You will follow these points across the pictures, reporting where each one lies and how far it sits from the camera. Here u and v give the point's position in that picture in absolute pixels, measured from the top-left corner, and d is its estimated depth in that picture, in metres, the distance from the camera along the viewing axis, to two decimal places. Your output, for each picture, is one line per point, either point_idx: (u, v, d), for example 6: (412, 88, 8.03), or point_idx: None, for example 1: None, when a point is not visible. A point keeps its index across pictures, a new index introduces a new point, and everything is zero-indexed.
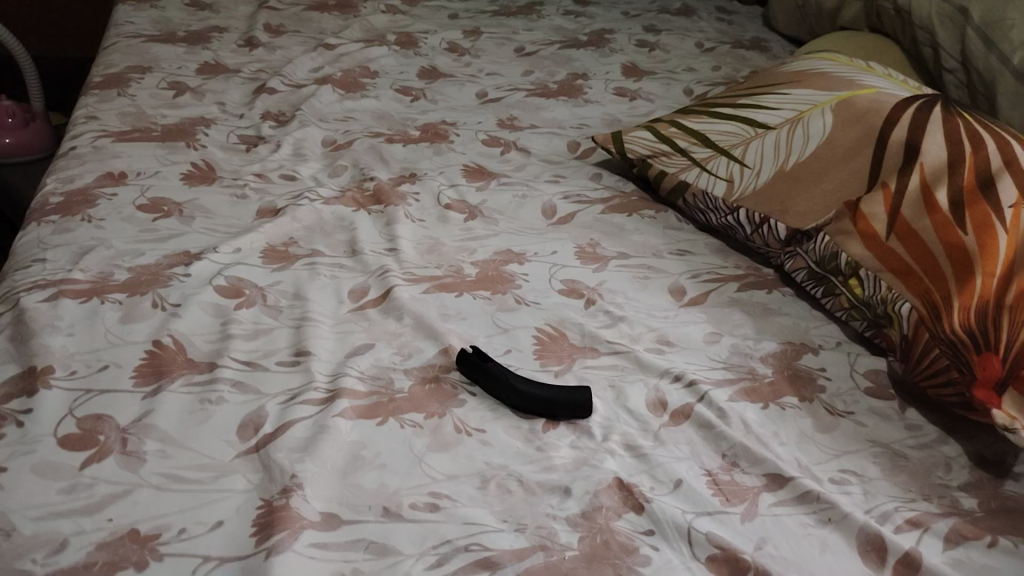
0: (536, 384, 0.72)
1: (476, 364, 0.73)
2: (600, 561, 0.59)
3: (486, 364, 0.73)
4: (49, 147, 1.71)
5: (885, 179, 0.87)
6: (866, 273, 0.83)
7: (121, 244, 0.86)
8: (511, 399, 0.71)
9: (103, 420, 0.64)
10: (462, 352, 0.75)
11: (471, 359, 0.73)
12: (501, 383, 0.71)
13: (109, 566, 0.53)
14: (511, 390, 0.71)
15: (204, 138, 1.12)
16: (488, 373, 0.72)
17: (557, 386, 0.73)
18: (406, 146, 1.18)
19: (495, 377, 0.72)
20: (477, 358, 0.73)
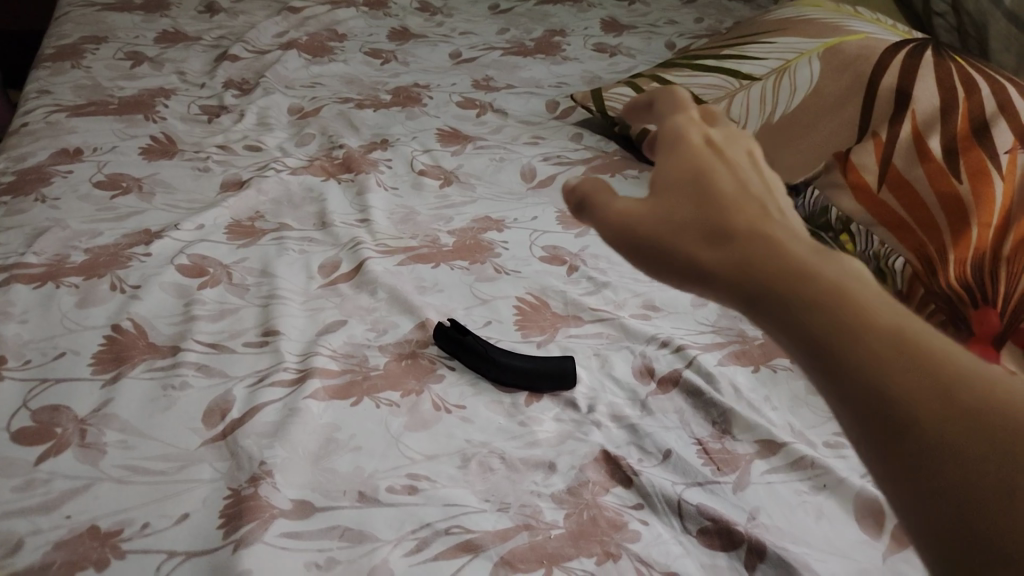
0: (519, 356, 0.69)
1: (454, 338, 0.70)
2: (588, 539, 0.56)
3: (465, 338, 0.70)
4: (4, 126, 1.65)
5: (875, 129, 0.84)
6: (857, 228, 0.79)
7: (77, 223, 0.82)
8: (494, 372, 0.68)
9: (60, 411, 0.60)
10: (440, 325, 0.71)
11: (448, 332, 0.70)
12: (482, 356, 0.68)
13: (68, 566, 0.50)
14: (493, 364, 0.68)
15: (163, 110, 1.07)
16: (466, 346, 0.69)
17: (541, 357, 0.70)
18: (376, 112, 1.14)
19: (475, 351, 0.69)
20: (454, 331, 0.70)
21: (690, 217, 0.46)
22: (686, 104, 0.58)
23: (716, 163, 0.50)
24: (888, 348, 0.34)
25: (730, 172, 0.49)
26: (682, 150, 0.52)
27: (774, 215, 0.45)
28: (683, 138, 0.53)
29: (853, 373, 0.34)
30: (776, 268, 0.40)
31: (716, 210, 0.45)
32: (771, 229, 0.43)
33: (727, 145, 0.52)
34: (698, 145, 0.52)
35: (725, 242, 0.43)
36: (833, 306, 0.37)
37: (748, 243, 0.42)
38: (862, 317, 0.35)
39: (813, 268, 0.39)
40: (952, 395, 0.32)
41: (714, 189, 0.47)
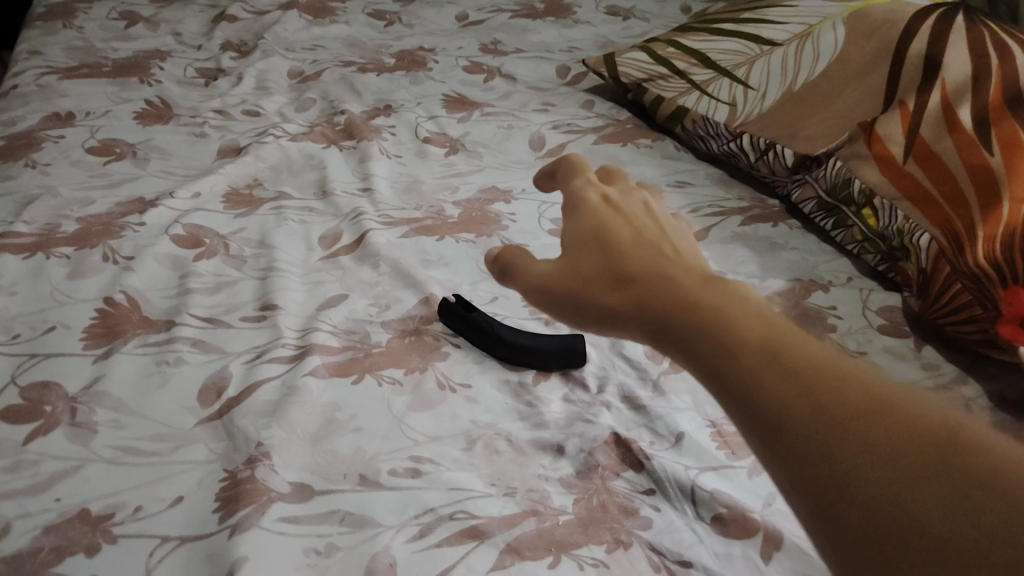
0: (529, 334, 0.66)
1: (461, 316, 0.67)
2: (596, 526, 0.54)
3: (472, 315, 0.67)
4: None
5: (903, 98, 0.80)
6: (881, 201, 0.77)
7: (69, 191, 0.79)
8: (501, 351, 0.65)
9: (50, 389, 0.58)
10: (445, 300, 0.68)
11: (453, 309, 0.67)
12: (489, 335, 0.65)
13: (57, 551, 0.48)
14: (500, 342, 0.65)
15: (159, 72, 1.03)
16: (473, 324, 0.66)
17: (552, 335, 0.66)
18: (380, 76, 1.10)
19: (482, 329, 0.66)
20: (461, 308, 0.67)
21: (601, 271, 0.49)
22: (579, 164, 0.62)
23: (612, 211, 0.54)
24: (781, 375, 0.36)
25: (627, 219, 0.53)
26: (583, 209, 0.55)
27: (675, 256, 0.48)
28: (587, 198, 0.57)
29: (755, 407, 0.36)
30: (677, 314, 0.42)
31: (623, 260, 0.48)
32: (673, 273, 0.45)
33: (624, 199, 0.56)
34: (596, 203, 0.56)
35: (632, 292, 0.46)
36: (729, 343, 0.38)
37: (652, 292, 0.45)
38: (751, 349, 0.37)
39: (709, 308, 0.41)
40: (838, 409, 0.33)
41: (619, 241, 0.50)
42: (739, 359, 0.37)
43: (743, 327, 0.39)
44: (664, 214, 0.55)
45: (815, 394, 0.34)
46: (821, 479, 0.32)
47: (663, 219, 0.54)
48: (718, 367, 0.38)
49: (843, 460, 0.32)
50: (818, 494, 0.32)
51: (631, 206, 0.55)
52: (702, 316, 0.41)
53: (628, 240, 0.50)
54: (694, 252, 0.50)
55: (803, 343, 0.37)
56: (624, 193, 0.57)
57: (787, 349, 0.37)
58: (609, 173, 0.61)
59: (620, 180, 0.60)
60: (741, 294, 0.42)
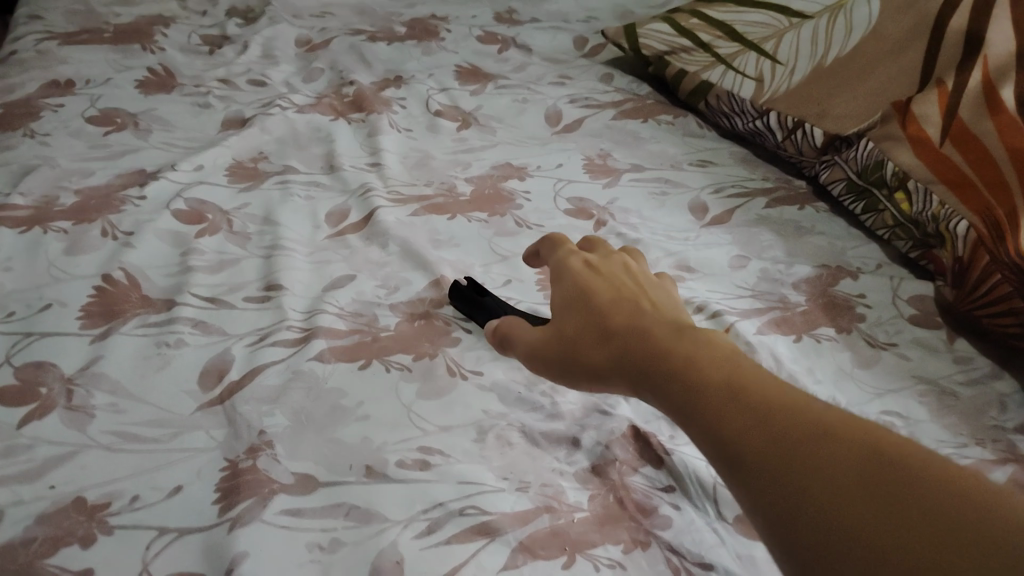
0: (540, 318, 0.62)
1: (472, 300, 0.64)
2: (614, 525, 0.51)
3: (484, 299, 0.64)
4: None
5: (940, 76, 0.75)
6: (915, 185, 0.73)
7: (68, 162, 0.76)
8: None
9: (46, 369, 0.55)
10: (456, 283, 0.66)
11: (465, 293, 0.65)
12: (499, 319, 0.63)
13: (51, 542, 0.45)
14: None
15: (162, 39, 1.00)
16: (484, 308, 0.64)
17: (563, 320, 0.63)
18: (390, 46, 1.06)
19: (493, 313, 0.63)
20: (473, 292, 0.65)
21: (577, 323, 0.46)
22: (560, 238, 0.58)
23: (592, 272, 0.50)
24: (748, 418, 0.33)
25: (605, 273, 0.50)
26: (561, 270, 0.51)
27: (651, 306, 0.45)
28: (566, 257, 0.53)
29: (720, 454, 0.33)
30: (651, 363, 0.40)
31: (599, 311, 0.46)
32: (648, 322, 0.43)
33: (604, 260, 0.52)
34: (577, 266, 0.51)
35: (608, 342, 0.44)
36: (698, 389, 0.36)
37: (627, 342, 0.42)
38: (718, 392, 0.35)
39: (681, 355, 0.39)
40: (803, 444, 0.31)
41: (595, 293, 0.48)
42: (708, 405, 0.35)
43: (714, 372, 0.36)
44: (647, 276, 0.50)
45: (783, 432, 0.32)
46: (787, 519, 0.29)
47: (643, 272, 0.51)
48: (687, 414, 0.36)
49: (809, 498, 0.29)
50: (787, 543, 0.29)
51: (609, 258, 0.52)
52: (674, 363, 0.39)
53: (604, 292, 0.47)
54: (675, 305, 0.47)
55: (774, 385, 0.35)
56: (604, 250, 0.54)
57: (755, 391, 0.34)
58: (592, 239, 0.57)
59: (602, 248, 0.55)
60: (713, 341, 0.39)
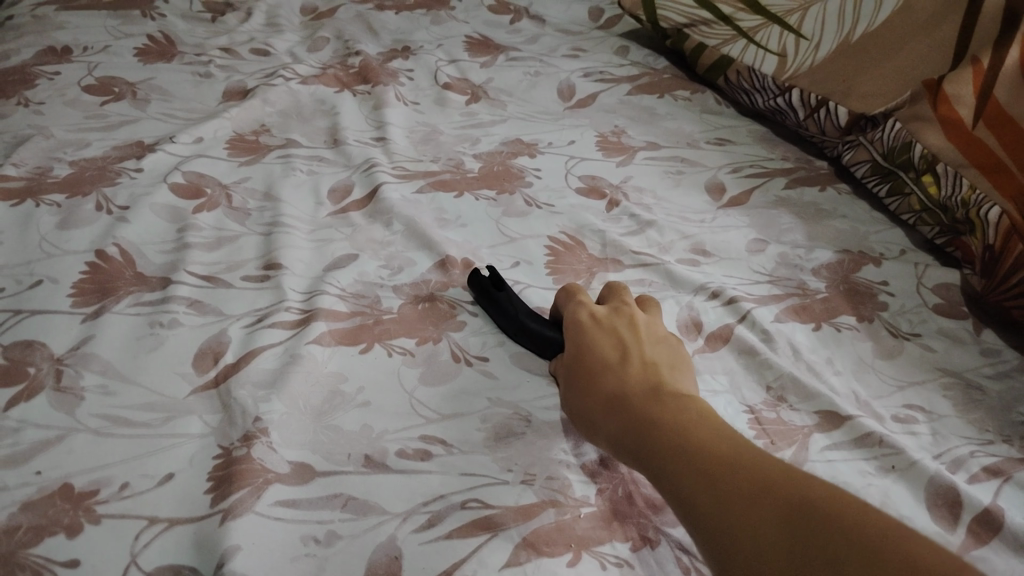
0: (554, 327, 0.58)
1: (488, 295, 0.61)
2: (622, 520, 0.49)
3: (500, 294, 0.60)
4: None
5: (976, 54, 0.70)
6: (943, 168, 0.70)
7: (63, 132, 0.73)
8: (520, 337, 0.59)
9: (35, 348, 0.54)
10: (475, 274, 0.62)
11: (483, 285, 0.61)
12: (510, 319, 0.59)
13: (36, 531, 0.44)
14: (520, 329, 0.58)
15: (163, 6, 0.97)
16: (499, 305, 0.60)
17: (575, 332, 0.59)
18: (399, 15, 1.03)
19: (505, 312, 0.59)
20: (491, 284, 0.61)
21: (581, 384, 0.51)
22: (571, 288, 0.59)
23: (597, 330, 0.54)
24: (714, 485, 0.38)
25: (608, 329, 0.54)
26: (571, 327, 0.55)
27: (648, 370, 0.49)
28: (577, 309, 0.56)
29: (689, 514, 0.38)
30: (641, 429, 0.44)
31: (599, 373, 0.50)
32: (641, 388, 0.47)
33: (612, 315, 0.55)
34: (585, 321, 0.55)
35: (605, 405, 0.48)
36: (678, 457, 0.41)
37: (621, 408, 0.47)
38: (692, 460, 0.40)
39: (666, 423, 0.43)
40: (757, 511, 0.35)
41: (596, 353, 0.52)
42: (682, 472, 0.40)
43: (690, 442, 0.41)
44: (650, 330, 0.54)
45: (736, 494, 0.36)
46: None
47: (649, 327, 0.55)
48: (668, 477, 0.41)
49: (758, 553, 0.34)
50: None
51: (618, 311, 0.56)
52: (660, 430, 0.43)
53: (606, 352, 0.52)
54: (673, 364, 0.52)
55: (739, 452, 0.39)
56: (613, 301, 0.58)
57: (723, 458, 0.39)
58: (609, 286, 0.60)
59: (613, 297, 0.59)
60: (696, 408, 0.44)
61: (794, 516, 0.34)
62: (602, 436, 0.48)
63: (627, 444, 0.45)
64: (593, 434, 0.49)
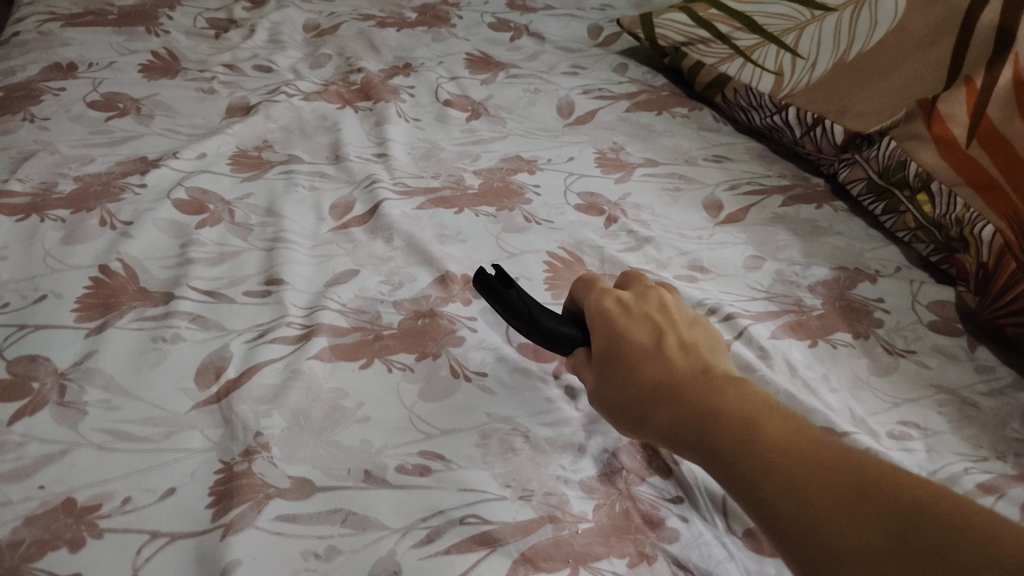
0: (570, 324, 0.55)
1: (498, 292, 0.56)
2: (619, 536, 0.49)
3: (509, 292, 0.55)
4: None
5: (969, 73, 0.72)
6: (938, 187, 0.70)
7: (68, 147, 0.74)
8: (535, 337, 0.54)
9: (38, 363, 0.54)
10: (479, 270, 0.57)
11: (490, 282, 0.56)
12: (524, 317, 0.54)
13: (38, 545, 0.44)
14: (535, 326, 0.54)
15: (167, 23, 0.99)
16: (510, 302, 0.55)
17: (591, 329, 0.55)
18: (400, 32, 1.05)
19: (517, 311, 0.55)
20: (499, 281, 0.56)
21: (619, 373, 0.48)
22: (589, 277, 0.56)
23: (628, 316, 0.51)
24: (796, 481, 0.36)
25: (639, 316, 0.51)
26: (598, 313, 0.52)
27: (690, 357, 0.47)
28: (602, 295, 0.54)
29: (762, 508, 0.37)
30: (695, 420, 0.42)
31: (639, 361, 0.48)
32: (688, 375, 0.45)
33: (640, 301, 0.53)
34: (614, 308, 0.52)
35: (650, 394, 0.45)
36: (744, 451, 0.39)
37: (669, 397, 0.44)
38: (763, 452, 0.38)
39: (724, 413, 0.41)
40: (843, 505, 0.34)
41: (632, 341, 0.49)
42: (752, 468, 0.38)
43: (757, 435, 0.39)
44: (681, 316, 0.53)
45: (825, 493, 0.35)
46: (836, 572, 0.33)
47: (677, 314, 0.53)
48: (734, 472, 0.39)
49: (848, 550, 0.33)
50: None
51: (646, 298, 0.53)
52: (717, 421, 0.41)
53: (642, 338, 0.49)
54: (710, 349, 0.50)
55: (812, 442, 0.38)
56: (637, 288, 0.55)
57: (799, 450, 0.37)
58: (627, 277, 0.58)
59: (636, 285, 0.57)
60: (749, 394, 0.42)
61: (896, 513, 0.33)
62: (649, 427, 0.46)
63: (679, 436, 0.43)
64: (637, 424, 0.46)
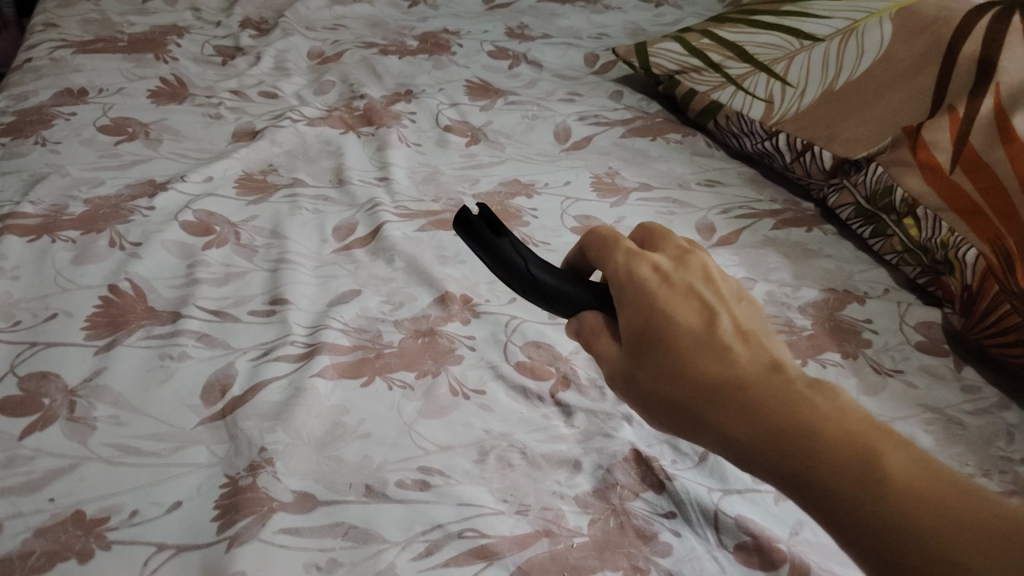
0: (574, 281, 0.45)
1: (489, 246, 0.44)
2: (613, 550, 0.50)
3: (500, 243, 0.45)
4: (6, 60, 1.63)
5: (951, 102, 0.75)
6: (923, 212, 0.72)
7: (78, 171, 0.76)
8: (532, 299, 0.45)
9: (49, 380, 0.56)
10: (465, 215, 0.44)
11: (477, 231, 0.44)
12: (519, 276, 0.45)
13: (48, 556, 0.45)
14: (532, 288, 0.45)
15: (175, 50, 1.02)
16: (504, 259, 0.45)
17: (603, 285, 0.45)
18: (402, 60, 1.08)
19: (510, 269, 0.45)
20: (485, 228, 0.44)
21: (665, 363, 0.36)
22: (609, 231, 0.42)
23: (667, 289, 0.38)
24: (945, 542, 0.27)
25: (683, 288, 0.39)
26: (627, 283, 0.39)
27: (755, 347, 0.36)
28: (631, 260, 0.40)
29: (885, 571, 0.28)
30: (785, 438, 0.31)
31: (691, 351, 0.36)
32: (763, 375, 0.34)
33: (679, 267, 0.40)
34: (649, 279, 0.39)
35: (713, 397, 0.34)
36: (864, 489, 0.29)
37: (740, 402, 0.33)
38: (876, 489, 0.28)
39: (827, 434, 0.31)
40: None
41: (679, 323, 0.37)
42: (880, 514, 0.28)
43: (880, 470, 0.29)
44: (730, 288, 0.40)
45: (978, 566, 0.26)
46: None
47: (721, 284, 0.40)
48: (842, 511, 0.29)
49: None
50: None
51: (683, 264, 0.41)
52: (818, 444, 0.30)
53: (689, 320, 0.37)
54: (768, 330, 0.38)
55: (955, 486, 0.28)
56: (667, 249, 0.43)
57: (947, 498, 0.28)
58: (651, 233, 0.45)
59: (667, 243, 0.43)
60: (849, 407, 0.32)
61: None
62: (704, 437, 0.34)
63: (757, 454, 0.32)
64: (689, 430, 0.35)
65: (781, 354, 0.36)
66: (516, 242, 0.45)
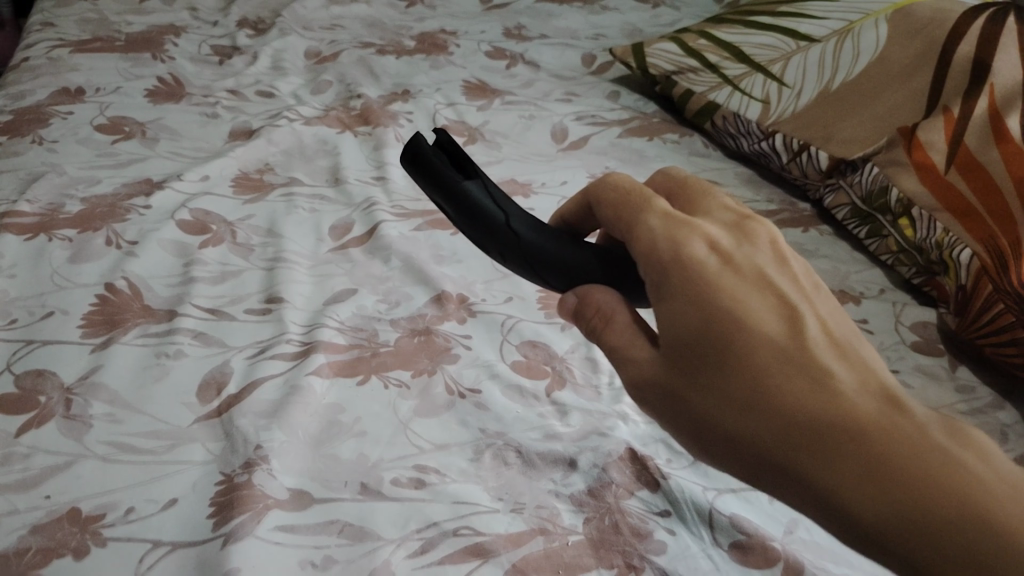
0: (563, 240, 0.45)
1: (454, 189, 0.42)
2: (609, 548, 0.50)
3: (470, 185, 0.42)
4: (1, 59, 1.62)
5: (947, 103, 0.76)
6: (919, 212, 0.73)
7: (75, 169, 0.76)
8: (512, 255, 0.44)
9: (45, 378, 0.56)
10: (424, 151, 0.42)
11: (439, 171, 0.42)
12: (494, 226, 0.43)
13: (44, 553, 0.45)
14: (509, 241, 0.43)
15: (172, 49, 1.02)
16: (473, 204, 0.42)
17: (604, 246, 0.45)
18: (399, 59, 1.08)
19: (486, 220, 0.43)
20: (450, 167, 0.42)
21: (734, 385, 0.36)
22: (649, 197, 0.41)
23: (726, 275, 0.38)
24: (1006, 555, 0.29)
25: (743, 274, 0.39)
26: (679, 263, 0.38)
27: (831, 359, 0.36)
28: (680, 236, 0.39)
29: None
30: (888, 474, 0.32)
31: (760, 359, 0.36)
32: (851, 398, 0.34)
33: (738, 246, 0.40)
34: (709, 262, 0.38)
35: (794, 426, 0.34)
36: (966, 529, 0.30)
37: (829, 434, 0.33)
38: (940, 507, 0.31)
39: (930, 472, 0.31)
40: None
41: (749, 329, 0.37)
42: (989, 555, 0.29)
43: (987, 511, 0.30)
44: (789, 264, 0.41)
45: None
46: None
47: (782, 265, 0.40)
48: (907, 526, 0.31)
49: None
50: None
51: (748, 245, 0.40)
52: (923, 485, 0.31)
53: (753, 317, 0.37)
54: (843, 325, 0.38)
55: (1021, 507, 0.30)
56: (721, 218, 0.42)
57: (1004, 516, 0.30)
58: (693, 196, 0.45)
59: (718, 211, 0.43)
60: (939, 431, 0.33)
61: None
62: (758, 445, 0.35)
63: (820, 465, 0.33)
64: (753, 455, 0.35)
65: (857, 359, 0.36)
66: (487, 185, 0.43)
